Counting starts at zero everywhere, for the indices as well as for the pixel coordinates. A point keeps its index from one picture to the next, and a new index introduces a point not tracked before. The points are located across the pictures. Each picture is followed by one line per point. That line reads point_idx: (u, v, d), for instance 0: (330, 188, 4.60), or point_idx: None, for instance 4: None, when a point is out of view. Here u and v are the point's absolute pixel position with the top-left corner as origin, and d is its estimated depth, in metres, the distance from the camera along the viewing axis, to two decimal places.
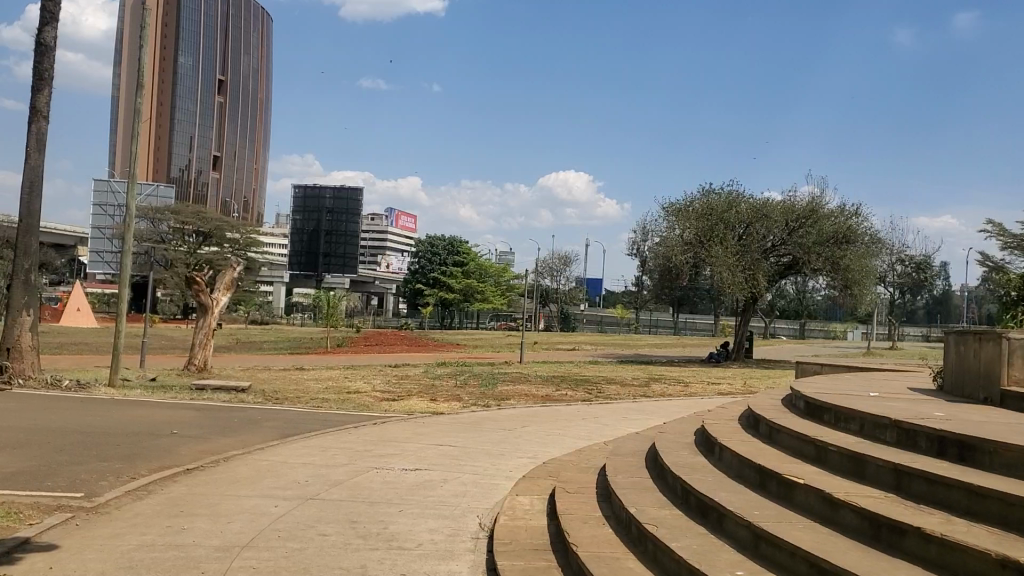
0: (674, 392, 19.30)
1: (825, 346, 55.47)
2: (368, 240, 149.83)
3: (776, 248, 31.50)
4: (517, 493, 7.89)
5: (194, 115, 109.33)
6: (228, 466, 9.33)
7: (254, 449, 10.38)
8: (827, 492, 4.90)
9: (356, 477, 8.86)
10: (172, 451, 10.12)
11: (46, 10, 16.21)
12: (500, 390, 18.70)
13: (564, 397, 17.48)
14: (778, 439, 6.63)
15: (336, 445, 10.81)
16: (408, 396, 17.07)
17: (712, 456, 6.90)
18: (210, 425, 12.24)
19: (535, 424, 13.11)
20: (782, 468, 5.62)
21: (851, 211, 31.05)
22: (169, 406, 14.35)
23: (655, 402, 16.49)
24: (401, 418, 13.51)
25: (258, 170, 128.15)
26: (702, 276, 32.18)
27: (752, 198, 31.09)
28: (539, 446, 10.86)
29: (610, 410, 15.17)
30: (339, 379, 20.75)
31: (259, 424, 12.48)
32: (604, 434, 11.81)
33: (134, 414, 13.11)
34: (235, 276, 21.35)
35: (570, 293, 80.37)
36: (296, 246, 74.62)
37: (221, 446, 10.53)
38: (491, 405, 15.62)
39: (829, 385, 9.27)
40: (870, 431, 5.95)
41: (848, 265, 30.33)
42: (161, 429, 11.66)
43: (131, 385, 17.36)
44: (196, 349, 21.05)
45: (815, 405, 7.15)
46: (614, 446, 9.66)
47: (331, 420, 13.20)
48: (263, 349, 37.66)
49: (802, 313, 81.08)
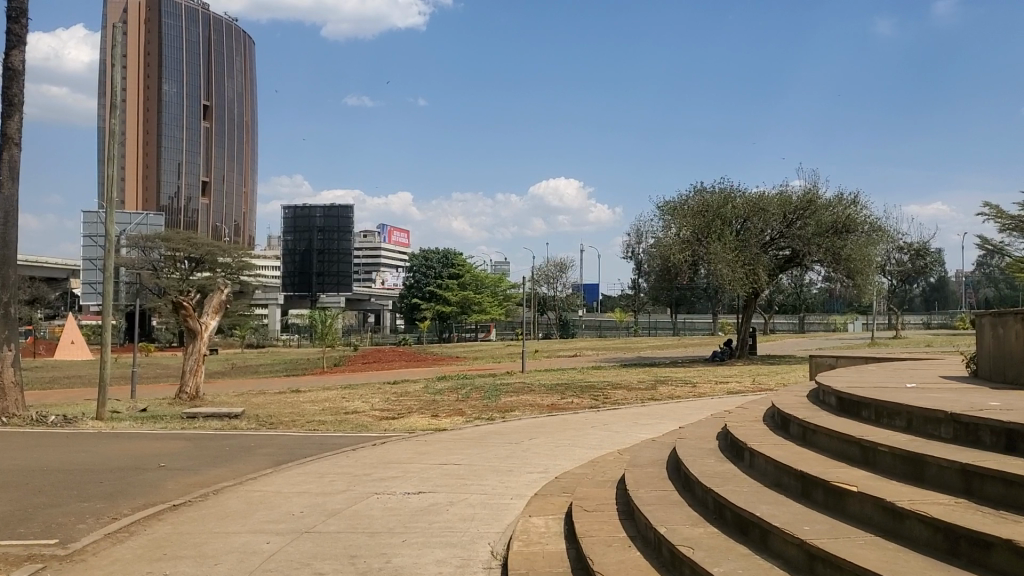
0: (684, 393, 18.62)
1: (828, 338, 54.94)
2: (362, 258, 149.25)
3: (775, 241, 30.89)
4: (530, 513, 7.26)
5: (180, 142, 108.59)
6: (218, 501, 8.69)
7: (246, 480, 9.74)
8: (888, 502, 4.30)
9: (356, 505, 8.24)
10: (159, 486, 9.46)
11: (12, 33, 15.60)
12: (503, 401, 18.02)
13: (571, 405, 16.83)
14: (816, 440, 6.02)
15: (333, 471, 10.16)
16: (409, 414, 16.39)
17: (743, 463, 6.29)
18: (201, 455, 11.60)
19: (543, 435, 12.48)
20: (828, 474, 5.03)
21: (849, 199, 30.49)
22: (159, 437, 13.68)
23: (665, 405, 15.81)
24: (401, 438, 12.83)
25: (248, 194, 126.77)
26: (702, 274, 31.50)
27: (747, 193, 30.50)
28: (550, 459, 10.23)
29: (620, 416, 14.54)
30: (336, 400, 20.03)
31: (251, 452, 11.82)
32: (617, 442, 11.17)
33: (120, 449, 12.41)
34: (223, 298, 20.71)
35: (568, 299, 79.67)
36: (288, 267, 73.88)
37: (210, 478, 9.88)
38: (496, 418, 15.00)
39: (857, 376, 8.66)
40: (922, 427, 5.35)
41: (850, 254, 29.75)
42: (148, 462, 11.00)
43: (119, 418, 16.65)
44: (186, 377, 20.36)
45: (850, 402, 6.56)
46: (629, 455, 9.05)
47: (329, 443, 12.56)
48: (259, 372, 36.88)
49: (802, 306, 80.48)
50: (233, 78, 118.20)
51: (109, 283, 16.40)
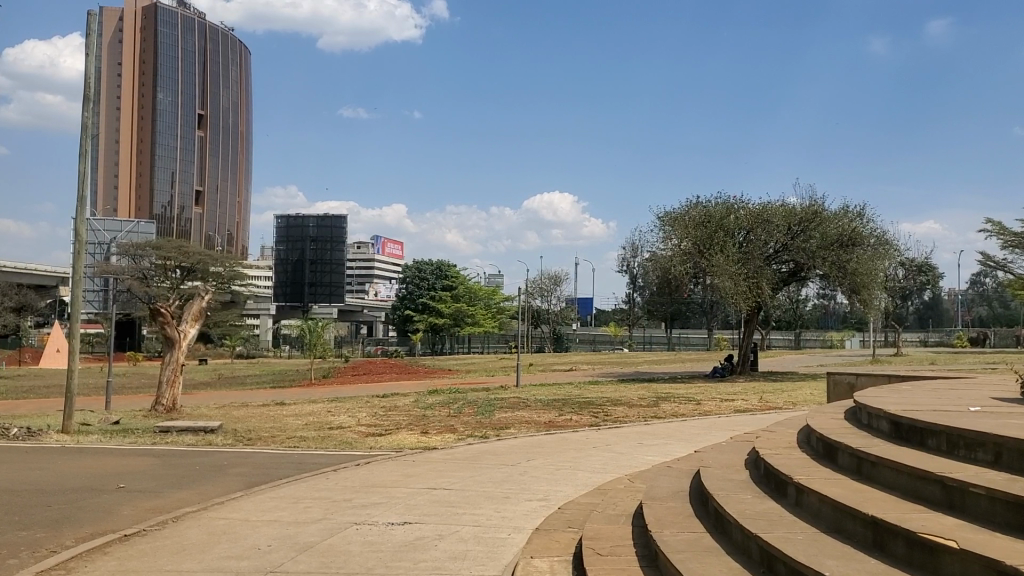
0: (690, 411, 17.58)
1: (828, 355, 53.64)
2: (355, 270, 148.25)
3: (778, 255, 29.91)
4: (532, 554, 6.27)
5: (174, 151, 107.41)
6: (175, 530, 7.68)
7: (212, 505, 8.70)
8: (1003, 563, 3.35)
9: (333, 537, 7.25)
10: (112, 511, 8.43)
11: None
12: (498, 418, 16.91)
13: (569, 422, 15.80)
14: (877, 475, 5.06)
15: (309, 495, 9.13)
16: (397, 431, 15.31)
17: (788, 501, 5.32)
18: (166, 475, 10.54)
19: (543, 456, 11.46)
20: (906, 522, 4.06)
21: (854, 212, 29.58)
22: (124, 453, 12.60)
23: (671, 425, 14.73)
24: (387, 457, 11.75)
25: (242, 204, 124.93)
26: (704, 287, 30.59)
27: (750, 203, 29.63)
28: (552, 485, 9.19)
29: (625, 436, 13.53)
30: (321, 414, 18.93)
31: (223, 472, 10.77)
32: (624, 467, 10.13)
33: (81, 465, 11.37)
34: (204, 305, 19.59)
35: (562, 313, 78.59)
36: (280, 277, 72.54)
37: (171, 503, 8.83)
38: (491, 436, 13.98)
39: (900, 399, 7.64)
40: (1016, 463, 4.39)
41: (856, 268, 28.77)
42: (105, 483, 9.94)
43: (87, 431, 15.57)
44: (163, 388, 19.28)
45: (908, 428, 5.61)
46: (644, 483, 8.06)
47: (307, 463, 11.50)
48: (246, 383, 35.59)
49: (797, 322, 79.75)
50: (229, 88, 116.67)
51: (77, 285, 14.90)
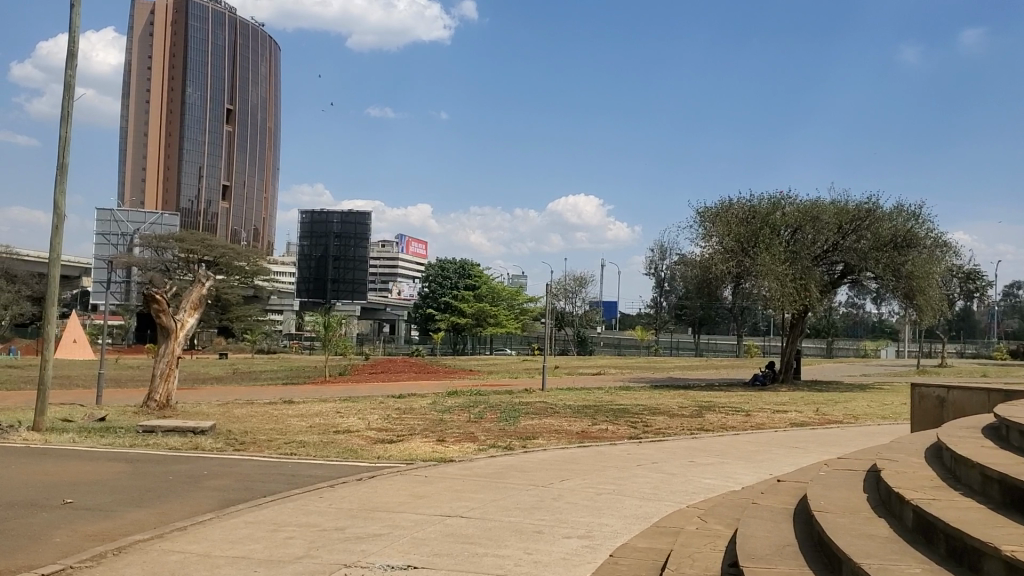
0: (738, 424, 15.55)
1: (869, 365, 51.22)
2: (379, 269, 147.18)
3: (827, 255, 27.90)
4: None
5: (201, 145, 106.57)
6: (112, 569, 5.89)
7: (169, 532, 6.91)
8: None
9: None
10: (40, 538, 6.66)
11: None
12: (523, 426, 15.01)
13: (607, 434, 13.84)
14: None
15: (293, 521, 7.31)
16: (409, 438, 13.44)
17: None
18: (128, 489, 8.73)
19: (584, 473, 9.66)
20: None
21: (910, 211, 27.39)
22: (90, 459, 10.76)
23: (725, 439, 12.78)
24: (394, 472, 9.87)
25: (268, 200, 123.74)
26: (744, 290, 28.55)
27: (797, 200, 27.68)
28: (599, 518, 7.27)
29: (676, 451, 11.66)
30: (328, 415, 17.15)
31: (198, 485, 9.02)
32: (683, 492, 8.24)
33: (34, 472, 9.59)
34: (204, 293, 17.91)
35: (586, 315, 77.00)
36: (302, 273, 70.85)
37: (120, 528, 7.06)
38: (517, 446, 12.12)
39: None
40: None
41: (912, 271, 26.64)
42: (50, 498, 8.13)
43: (62, 430, 13.74)
44: (155, 384, 17.46)
45: None
46: (722, 526, 6.18)
47: (299, 476, 9.66)
48: (256, 380, 33.89)
49: (830, 331, 77.38)
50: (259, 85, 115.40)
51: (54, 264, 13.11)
